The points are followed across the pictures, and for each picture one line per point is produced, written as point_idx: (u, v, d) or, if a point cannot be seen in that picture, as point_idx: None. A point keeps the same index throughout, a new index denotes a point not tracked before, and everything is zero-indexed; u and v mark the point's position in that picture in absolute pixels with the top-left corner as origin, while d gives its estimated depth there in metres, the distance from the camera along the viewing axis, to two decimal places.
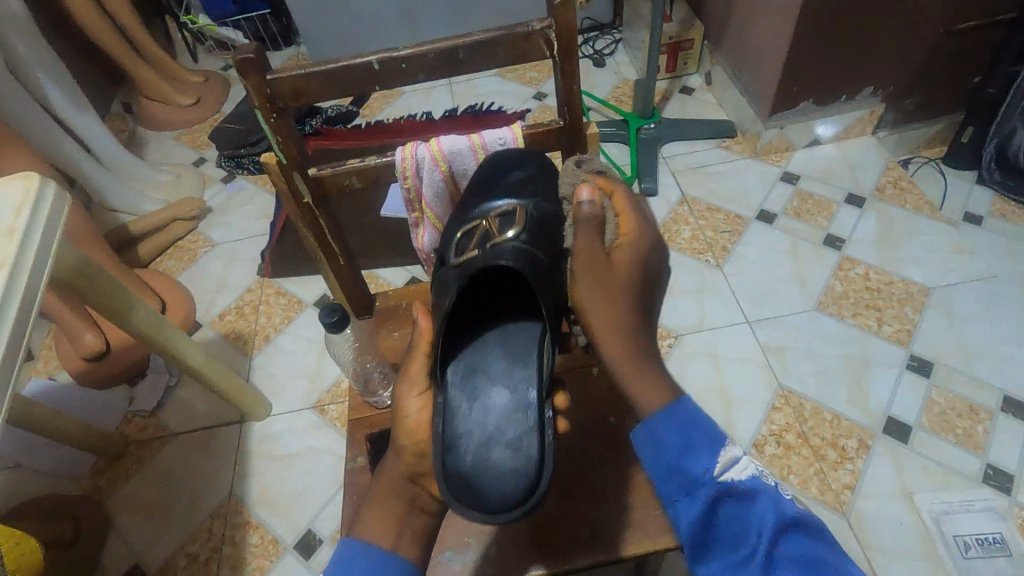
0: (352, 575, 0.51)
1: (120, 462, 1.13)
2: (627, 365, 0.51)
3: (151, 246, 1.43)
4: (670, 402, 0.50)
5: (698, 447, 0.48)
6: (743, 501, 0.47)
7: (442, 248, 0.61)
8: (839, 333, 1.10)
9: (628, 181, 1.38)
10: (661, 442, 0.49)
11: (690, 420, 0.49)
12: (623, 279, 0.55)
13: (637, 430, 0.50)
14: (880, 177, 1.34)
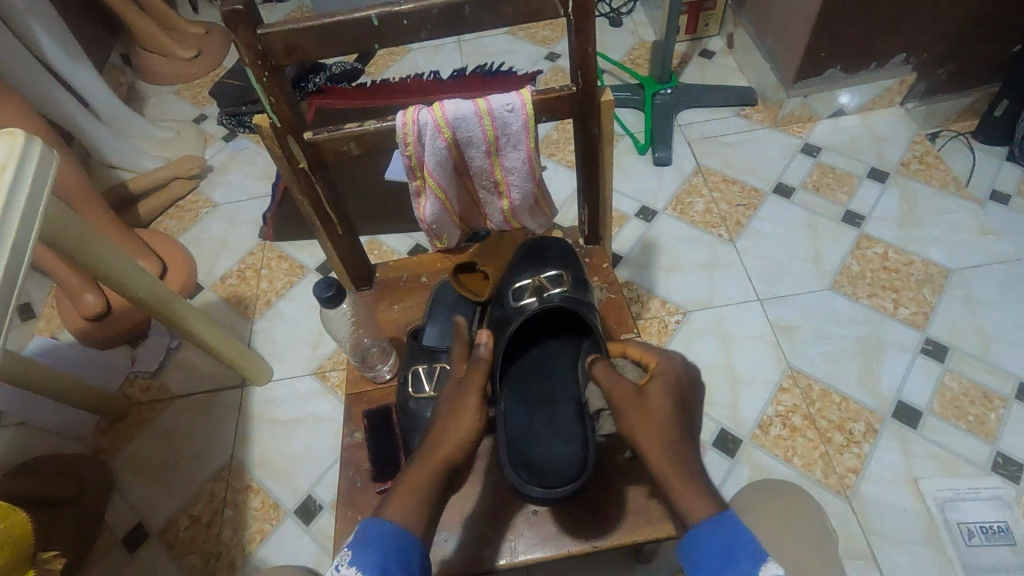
0: (383, 552, 0.46)
1: (122, 423, 1.13)
2: (677, 486, 0.49)
3: (152, 206, 1.41)
4: (712, 518, 0.47)
5: (737, 560, 0.45)
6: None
7: (498, 294, 0.69)
8: (853, 314, 1.07)
9: (641, 150, 1.33)
10: (697, 556, 0.46)
11: (734, 533, 0.46)
12: (663, 405, 0.53)
13: (682, 544, 0.48)
14: (905, 151, 1.28)
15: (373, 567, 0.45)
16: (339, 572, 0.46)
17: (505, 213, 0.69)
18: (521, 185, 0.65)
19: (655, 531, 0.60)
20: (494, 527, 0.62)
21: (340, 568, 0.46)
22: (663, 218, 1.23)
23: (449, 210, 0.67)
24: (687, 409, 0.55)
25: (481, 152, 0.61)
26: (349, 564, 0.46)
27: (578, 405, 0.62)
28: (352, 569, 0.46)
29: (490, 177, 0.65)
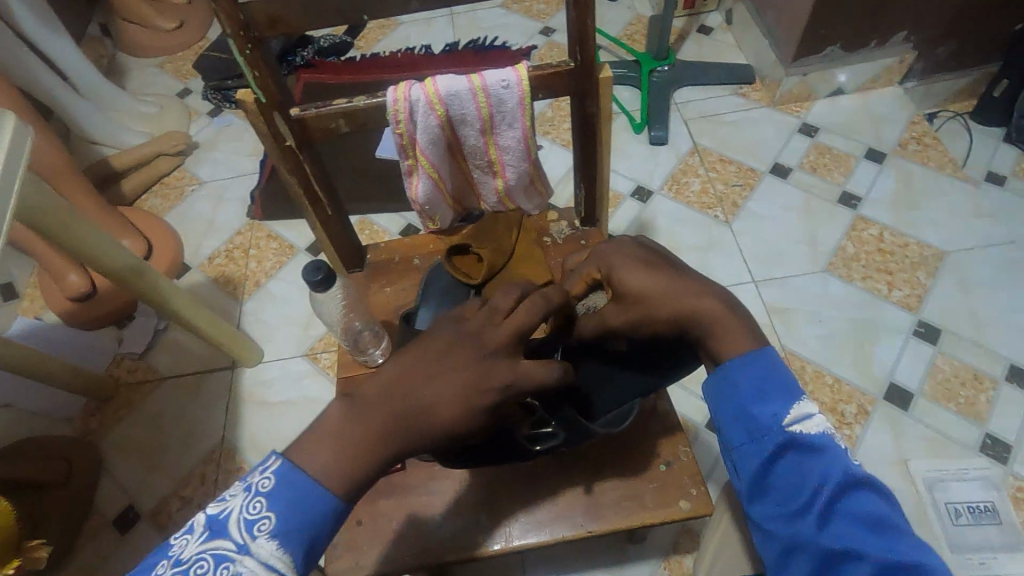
0: (309, 530, 0.43)
1: (110, 405, 1.11)
2: (719, 324, 0.49)
3: (135, 183, 1.37)
4: (746, 357, 0.48)
5: (770, 398, 0.47)
6: (810, 452, 0.45)
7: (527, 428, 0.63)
8: (848, 297, 1.07)
9: (637, 129, 1.31)
10: (730, 390, 0.48)
11: (769, 369, 0.48)
12: (645, 279, 0.52)
13: (712, 377, 0.50)
14: (903, 131, 1.26)
15: (298, 545, 0.43)
16: (256, 540, 0.42)
17: (500, 193, 0.68)
18: (516, 165, 0.63)
19: (650, 517, 0.59)
20: (490, 511, 0.62)
21: (258, 535, 0.42)
22: (658, 198, 1.22)
23: (442, 190, 0.66)
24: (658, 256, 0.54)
25: (475, 130, 0.59)
26: (271, 535, 0.42)
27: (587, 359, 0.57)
28: (274, 543, 0.42)
29: (483, 157, 0.63)
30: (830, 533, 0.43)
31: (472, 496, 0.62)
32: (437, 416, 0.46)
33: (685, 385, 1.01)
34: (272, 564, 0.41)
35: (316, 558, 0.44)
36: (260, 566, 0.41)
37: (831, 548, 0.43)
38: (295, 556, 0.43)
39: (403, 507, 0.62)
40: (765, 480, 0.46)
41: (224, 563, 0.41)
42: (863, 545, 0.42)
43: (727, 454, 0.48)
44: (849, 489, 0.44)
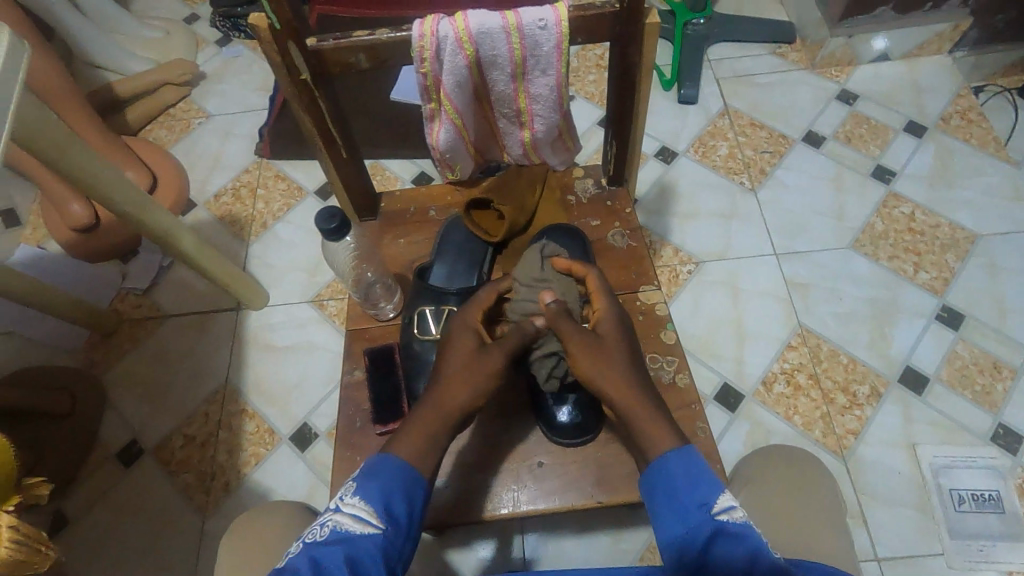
0: (389, 484, 0.48)
1: (115, 339, 1.11)
2: (646, 421, 0.50)
3: (140, 112, 1.32)
4: (676, 448, 0.48)
5: (698, 489, 0.46)
6: (737, 538, 0.42)
7: (576, 433, 0.61)
8: (872, 276, 1.04)
9: (666, 85, 1.24)
10: (662, 483, 0.47)
11: (698, 461, 0.47)
12: (616, 344, 0.54)
13: (644, 477, 0.50)
14: (947, 105, 1.19)
15: (378, 497, 0.47)
16: (343, 502, 0.46)
17: (526, 146, 0.63)
18: (546, 115, 0.59)
19: None
20: (496, 474, 0.61)
21: (346, 498, 0.46)
22: (682, 159, 1.17)
23: (465, 137, 0.61)
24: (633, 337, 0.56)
25: (506, 74, 0.55)
26: (353, 494, 0.47)
27: None
28: (357, 499, 0.46)
29: (512, 105, 0.58)
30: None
31: (479, 459, 0.61)
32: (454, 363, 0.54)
33: (696, 356, 0.99)
34: (359, 514, 0.45)
35: (401, 511, 0.47)
36: (347, 518, 0.45)
37: None
38: (376, 505, 0.46)
39: None
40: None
41: (321, 523, 0.45)
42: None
43: (664, 557, 0.45)
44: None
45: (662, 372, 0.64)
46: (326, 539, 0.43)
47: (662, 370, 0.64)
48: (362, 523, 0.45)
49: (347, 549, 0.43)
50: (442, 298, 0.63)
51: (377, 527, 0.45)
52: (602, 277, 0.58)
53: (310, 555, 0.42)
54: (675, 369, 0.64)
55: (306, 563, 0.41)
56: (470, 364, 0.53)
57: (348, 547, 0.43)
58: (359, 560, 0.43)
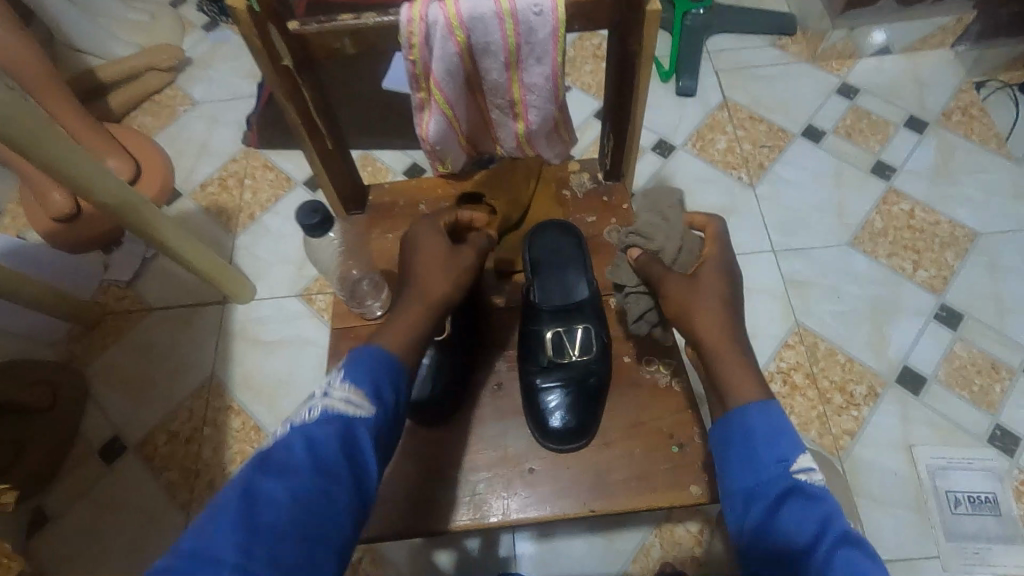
0: (375, 374, 0.50)
1: (97, 332, 1.07)
2: (722, 358, 0.55)
3: (123, 99, 1.28)
4: (757, 400, 0.52)
5: (779, 448, 0.50)
6: (812, 500, 0.47)
7: (568, 436, 0.60)
8: (871, 274, 1.02)
9: (664, 77, 1.21)
10: (739, 434, 0.51)
11: (778, 420, 0.51)
12: (716, 289, 0.57)
13: (718, 423, 0.54)
14: (949, 100, 1.17)
15: (367, 384, 0.49)
16: (332, 386, 0.49)
17: (520, 138, 0.61)
18: (541, 106, 0.56)
19: (657, 503, 0.57)
20: (486, 479, 0.59)
21: (333, 383, 0.49)
22: (680, 153, 1.14)
23: (456, 129, 0.59)
24: (734, 286, 0.59)
25: (499, 62, 0.52)
26: (342, 381, 0.49)
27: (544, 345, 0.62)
28: (347, 384, 0.49)
29: (505, 95, 0.56)
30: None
31: (467, 462, 0.60)
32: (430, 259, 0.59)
33: None
34: (349, 398, 0.48)
35: (388, 397, 0.50)
36: (339, 401, 0.48)
37: None
38: (366, 392, 0.49)
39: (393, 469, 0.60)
40: (766, 528, 0.47)
41: (312, 406, 0.48)
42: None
43: (735, 502, 0.50)
44: (843, 545, 0.44)
45: (660, 376, 0.63)
46: (320, 419, 0.47)
47: (659, 374, 0.63)
48: (352, 406, 0.48)
49: (341, 429, 0.46)
50: None
51: (367, 411, 0.48)
52: (723, 228, 0.61)
53: (304, 433, 0.46)
54: (670, 374, 0.63)
55: (301, 440, 0.45)
56: (447, 260, 0.59)
57: (341, 427, 0.47)
58: (353, 438, 0.47)
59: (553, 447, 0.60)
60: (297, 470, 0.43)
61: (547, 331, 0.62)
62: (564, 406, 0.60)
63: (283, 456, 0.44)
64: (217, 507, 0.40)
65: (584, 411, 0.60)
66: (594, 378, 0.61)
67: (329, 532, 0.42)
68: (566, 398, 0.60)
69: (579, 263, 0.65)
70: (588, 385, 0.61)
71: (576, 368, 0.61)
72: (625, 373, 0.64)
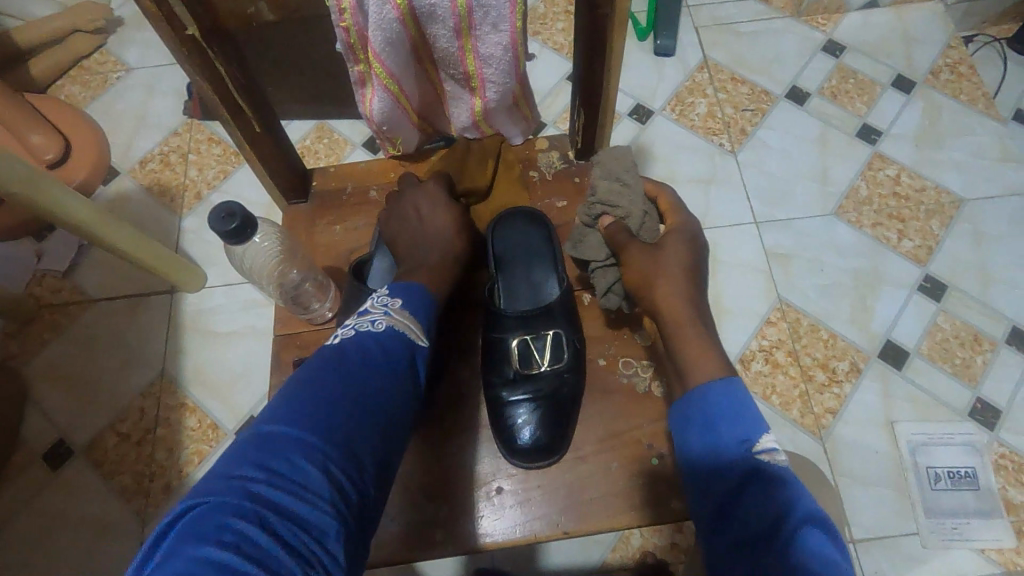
0: (429, 301, 0.52)
1: (33, 327, 0.99)
2: (681, 334, 0.53)
3: (46, 65, 1.15)
4: (718, 378, 0.50)
5: (740, 426, 0.47)
6: (775, 481, 0.44)
7: (535, 450, 0.56)
8: (855, 245, 0.98)
9: (641, 35, 1.13)
10: (700, 414, 0.48)
11: (740, 399, 0.48)
12: (678, 260, 0.56)
13: (679, 403, 0.51)
14: (938, 57, 1.12)
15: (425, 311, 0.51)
16: (389, 309, 0.49)
17: (479, 117, 0.54)
18: (500, 82, 0.49)
19: (635, 518, 0.53)
20: (448, 501, 0.56)
21: (391, 306, 0.50)
22: (658, 118, 1.07)
23: (404, 106, 0.52)
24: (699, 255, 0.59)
25: (447, 30, 0.45)
26: (403, 305, 0.50)
27: (513, 350, 0.59)
28: (403, 309, 0.50)
29: (458, 67, 0.49)
30: (790, 560, 0.38)
31: (431, 483, 0.56)
32: (443, 219, 0.58)
33: None
34: (405, 323, 0.49)
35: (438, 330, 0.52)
36: (397, 322, 0.49)
37: None
38: (422, 318, 0.50)
39: None
40: (727, 510, 0.44)
41: (373, 321, 0.48)
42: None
43: (695, 484, 0.47)
44: (810, 525, 0.40)
45: (637, 378, 0.59)
46: (383, 333, 0.47)
47: (637, 376, 0.60)
48: (409, 330, 0.49)
49: (406, 347, 0.48)
50: None
51: (423, 340, 0.50)
52: (676, 197, 0.62)
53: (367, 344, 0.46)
54: (650, 377, 0.59)
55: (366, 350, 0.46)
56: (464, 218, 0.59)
57: (405, 344, 0.48)
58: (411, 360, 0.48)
59: (518, 461, 0.56)
60: (367, 376, 0.44)
61: (512, 339, 0.59)
62: (533, 416, 0.56)
63: (358, 360, 0.45)
64: (301, 391, 0.41)
65: (554, 422, 0.56)
66: (565, 387, 0.57)
67: (393, 444, 0.44)
68: (535, 412, 0.57)
69: (545, 260, 0.62)
70: (560, 395, 0.57)
71: (549, 375, 0.58)
72: (599, 376, 0.60)
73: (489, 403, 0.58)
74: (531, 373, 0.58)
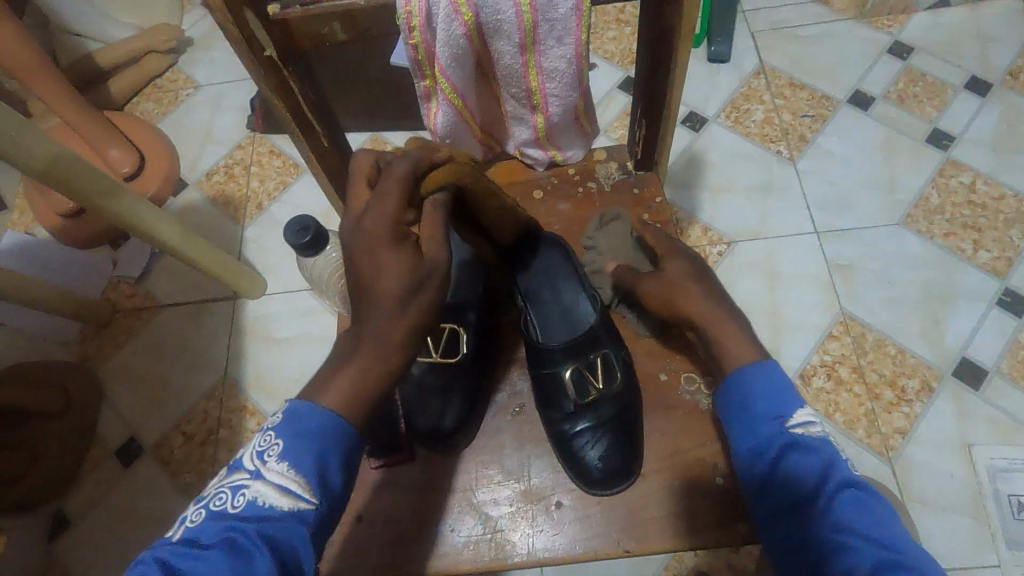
0: (323, 448, 0.40)
1: (109, 330, 1.05)
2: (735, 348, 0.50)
3: (124, 84, 1.23)
4: (753, 365, 0.49)
5: (775, 406, 0.47)
6: (813, 452, 0.45)
7: (609, 478, 0.55)
8: (925, 256, 0.93)
9: (695, 41, 1.11)
10: (736, 397, 0.49)
11: (775, 378, 0.48)
12: (683, 272, 0.55)
13: (717, 389, 0.51)
14: (1016, 57, 1.05)
15: (311, 466, 0.39)
16: (267, 465, 0.39)
17: (539, 130, 0.54)
18: (563, 96, 0.50)
19: (698, 538, 0.52)
20: (509, 513, 0.56)
21: (269, 460, 0.39)
22: (712, 126, 1.05)
23: (467, 120, 0.53)
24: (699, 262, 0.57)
25: (513, 45, 0.45)
26: (280, 458, 0.39)
27: (559, 387, 0.57)
28: (285, 465, 0.39)
29: (521, 83, 0.49)
30: (831, 526, 0.42)
31: (485, 494, 0.57)
32: (390, 285, 0.40)
33: None
34: (285, 487, 0.38)
35: (339, 481, 0.40)
36: (271, 489, 0.38)
37: (831, 543, 0.42)
38: (309, 479, 0.39)
39: (407, 500, 0.56)
40: (768, 483, 0.46)
41: (238, 491, 0.38)
42: (864, 540, 0.41)
43: (738, 463, 0.48)
44: (848, 487, 0.44)
45: (700, 395, 0.58)
46: (243, 513, 0.38)
47: (700, 392, 0.58)
48: (289, 497, 0.38)
49: (269, 531, 0.37)
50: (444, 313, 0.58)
51: (305, 507, 0.39)
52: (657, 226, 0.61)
53: (221, 532, 0.37)
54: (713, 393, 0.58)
55: (217, 540, 0.36)
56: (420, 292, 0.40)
57: (268, 527, 0.37)
58: (278, 543, 0.37)
59: (595, 488, 0.55)
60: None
61: (566, 370, 0.57)
62: (600, 445, 0.55)
63: (192, 562, 0.35)
64: None
65: (623, 445, 0.55)
66: (625, 406, 0.56)
67: None
68: (602, 440, 0.55)
69: (568, 279, 0.61)
70: (623, 417, 0.56)
71: (604, 403, 0.56)
72: (658, 392, 0.59)
73: (552, 439, 0.57)
74: (588, 402, 0.56)
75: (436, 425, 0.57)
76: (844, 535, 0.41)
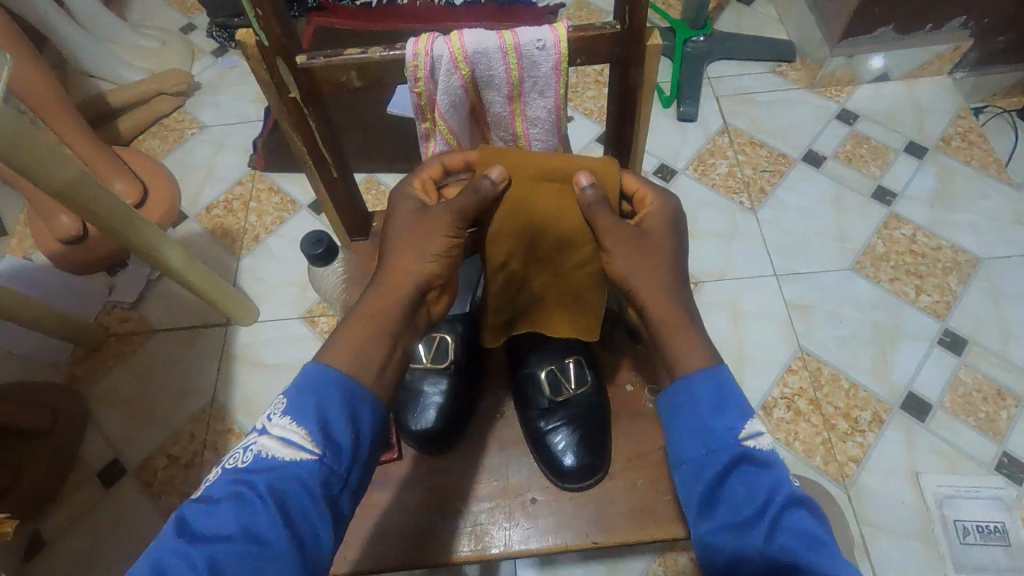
0: (321, 399, 0.46)
1: (99, 354, 1.08)
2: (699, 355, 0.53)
3: (133, 122, 1.30)
4: (703, 369, 0.49)
5: (726, 411, 0.48)
6: (760, 467, 0.47)
7: (580, 471, 0.61)
8: (874, 299, 1.02)
9: (665, 102, 1.23)
10: (683, 400, 0.49)
11: (725, 385, 0.49)
12: (665, 239, 0.53)
13: (665, 393, 0.51)
14: (948, 125, 1.18)
15: (310, 418, 0.46)
16: (272, 422, 0.46)
17: None
18: (544, 139, 0.58)
19: (660, 531, 0.59)
20: (488, 509, 0.62)
21: (274, 417, 0.46)
22: (681, 178, 1.15)
23: None
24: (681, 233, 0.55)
25: (502, 95, 0.54)
26: (282, 414, 0.46)
27: (536, 388, 0.65)
28: (286, 420, 0.46)
29: (508, 128, 0.58)
30: (778, 546, 0.44)
31: (468, 491, 0.63)
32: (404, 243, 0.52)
33: None
34: (287, 438, 0.45)
35: (342, 435, 0.46)
36: (275, 442, 0.45)
37: (778, 559, 0.43)
38: (309, 429, 0.45)
39: (399, 499, 0.63)
40: (715, 493, 0.47)
41: (248, 448, 0.46)
42: (808, 561, 0.43)
43: (683, 470, 0.49)
44: (792, 505, 0.46)
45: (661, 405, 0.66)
46: (253, 467, 0.45)
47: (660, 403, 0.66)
48: (293, 449, 0.45)
49: (274, 481, 0.44)
50: (434, 324, 0.66)
51: (307, 455, 0.45)
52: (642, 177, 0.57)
53: (233, 483, 0.44)
54: None
55: (228, 491, 0.44)
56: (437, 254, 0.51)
57: (275, 478, 0.44)
58: (284, 493, 0.43)
59: (566, 482, 0.62)
60: (222, 532, 0.42)
61: (541, 371, 0.65)
62: (570, 442, 0.62)
63: (209, 516, 0.43)
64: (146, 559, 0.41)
65: (593, 443, 0.62)
66: (595, 410, 0.64)
67: None
68: (573, 435, 0.62)
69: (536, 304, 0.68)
70: (595, 418, 0.63)
71: (575, 404, 0.64)
72: (626, 402, 0.67)
73: (529, 438, 0.64)
74: (562, 403, 0.64)
75: (425, 426, 0.63)
76: (791, 555, 0.43)
